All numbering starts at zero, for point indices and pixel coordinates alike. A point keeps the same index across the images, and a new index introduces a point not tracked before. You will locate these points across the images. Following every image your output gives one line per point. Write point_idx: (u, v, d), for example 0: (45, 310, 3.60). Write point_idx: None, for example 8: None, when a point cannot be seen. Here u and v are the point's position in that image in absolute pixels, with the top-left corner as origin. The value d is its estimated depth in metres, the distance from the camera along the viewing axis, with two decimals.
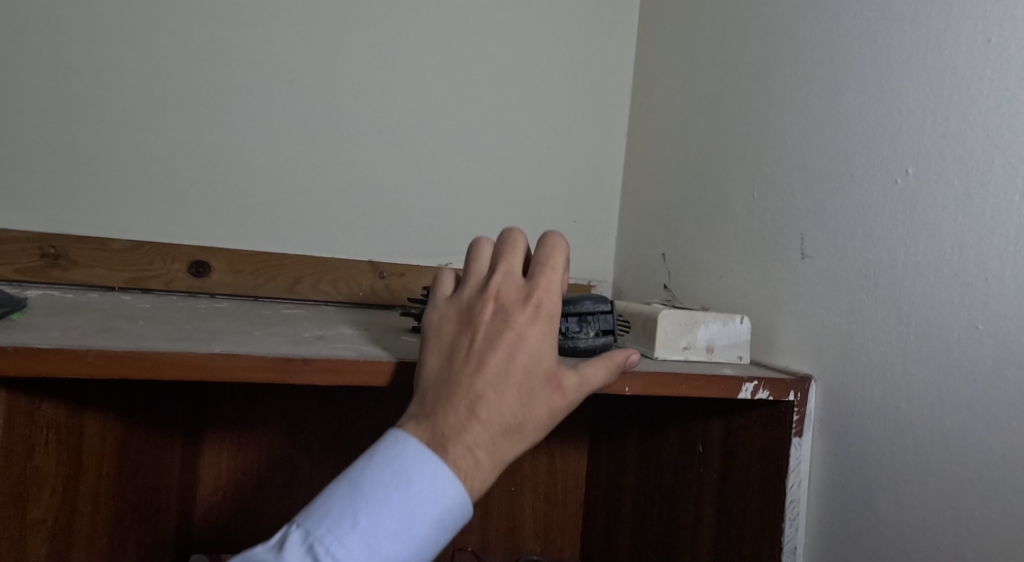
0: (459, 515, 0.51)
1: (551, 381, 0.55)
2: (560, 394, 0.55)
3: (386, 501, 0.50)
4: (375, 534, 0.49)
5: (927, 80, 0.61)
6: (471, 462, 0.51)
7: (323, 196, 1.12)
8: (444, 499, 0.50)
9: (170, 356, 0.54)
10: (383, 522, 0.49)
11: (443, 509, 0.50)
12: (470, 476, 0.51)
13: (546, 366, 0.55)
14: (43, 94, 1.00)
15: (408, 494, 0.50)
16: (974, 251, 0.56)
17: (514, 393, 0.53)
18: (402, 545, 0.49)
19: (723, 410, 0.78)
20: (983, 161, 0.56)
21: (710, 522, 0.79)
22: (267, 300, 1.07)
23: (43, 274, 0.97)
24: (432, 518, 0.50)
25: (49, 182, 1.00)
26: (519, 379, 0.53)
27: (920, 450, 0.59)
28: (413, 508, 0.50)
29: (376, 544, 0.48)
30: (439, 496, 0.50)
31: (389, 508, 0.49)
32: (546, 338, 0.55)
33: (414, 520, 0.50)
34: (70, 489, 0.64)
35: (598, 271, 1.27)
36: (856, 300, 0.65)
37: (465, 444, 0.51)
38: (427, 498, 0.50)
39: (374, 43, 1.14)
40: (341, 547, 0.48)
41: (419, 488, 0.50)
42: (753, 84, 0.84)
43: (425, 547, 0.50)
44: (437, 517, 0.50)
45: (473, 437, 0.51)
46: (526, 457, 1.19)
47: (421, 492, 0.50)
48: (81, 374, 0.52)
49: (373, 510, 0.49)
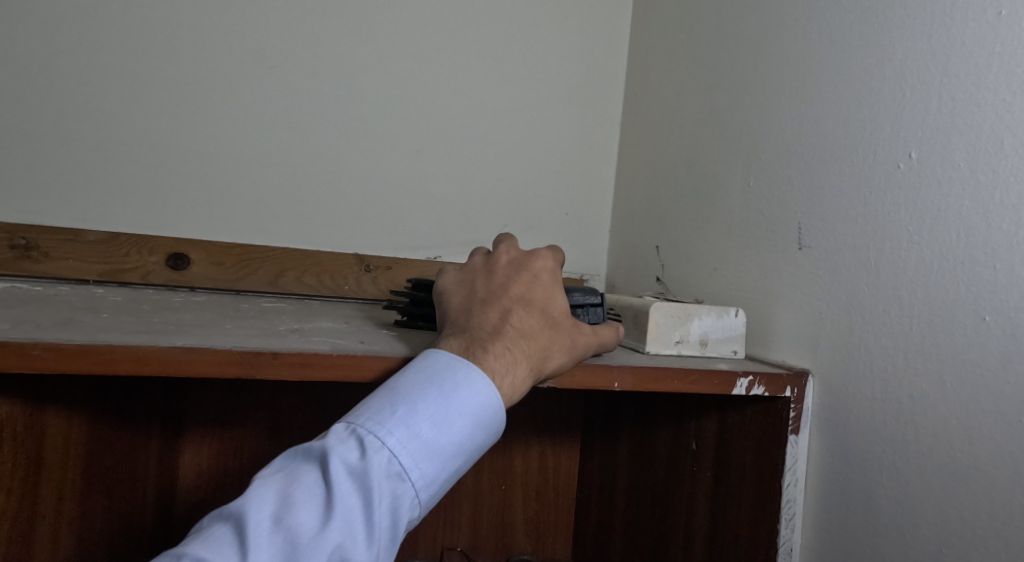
0: (493, 409, 0.54)
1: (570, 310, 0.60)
2: (578, 325, 0.61)
3: (423, 394, 0.53)
4: (415, 422, 0.51)
5: (932, 59, 0.58)
6: (506, 359, 0.55)
7: (306, 187, 1.09)
8: (480, 392, 0.53)
9: (129, 349, 0.51)
10: (421, 412, 0.52)
11: (480, 403, 0.53)
12: (505, 372, 0.55)
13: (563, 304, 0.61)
14: (14, 80, 0.96)
15: (444, 387, 0.53)
16: (982, 237, 0.53)
17: (539, 310, 0.58)
18: (441, 430, 0.52)
19: (717, 406, 0.75)
20: (992, 142, 0.53)
21: (703, 523, 0.76)
22: (249, 294, 1.04)
23: (14, 266, 0.94)
24: (467, 408, 0.53)
25: (21, 171, 0.97)
26: (541, 311, 0.58)
27: (923, 447, 0.56)
28: (451, 399, 0.53)
29: (416, 429, 0.51)
30: (475, 388, 0.53)
31: (427, 400, 0.52)
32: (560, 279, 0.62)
33: (452, 410, 0.52)
34: (29, 490, 0.61)
35: (591, 264, 1.24)
36: (856, 291, 0.62)
37: (501, 344, 0.56)
38: (462, 392, 0.53)
39: (360, 29, 1.11)
40: (384, 431, 0.50)
41: (454, 380, 0.53)
42: (750, 69, 0.81)
43: (462, 438, 0.53)
44: (473, 408, 0.53)
45: (506, 339, 0.56)
46: (516, 455, 1.16)
47: (456, 385, 0.53)
48: (34, 369, 0.49)
49: (411, 402, 0.52)
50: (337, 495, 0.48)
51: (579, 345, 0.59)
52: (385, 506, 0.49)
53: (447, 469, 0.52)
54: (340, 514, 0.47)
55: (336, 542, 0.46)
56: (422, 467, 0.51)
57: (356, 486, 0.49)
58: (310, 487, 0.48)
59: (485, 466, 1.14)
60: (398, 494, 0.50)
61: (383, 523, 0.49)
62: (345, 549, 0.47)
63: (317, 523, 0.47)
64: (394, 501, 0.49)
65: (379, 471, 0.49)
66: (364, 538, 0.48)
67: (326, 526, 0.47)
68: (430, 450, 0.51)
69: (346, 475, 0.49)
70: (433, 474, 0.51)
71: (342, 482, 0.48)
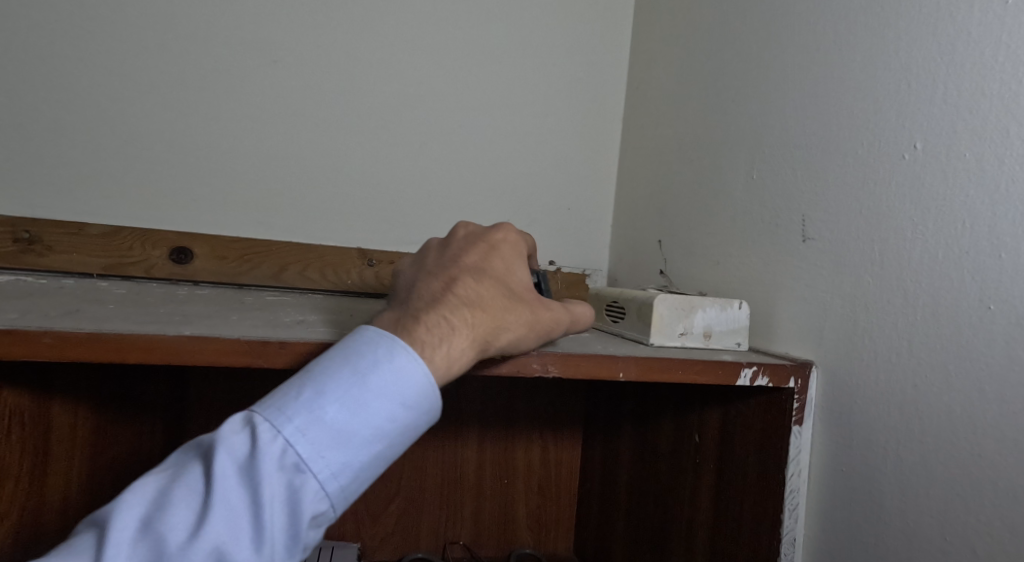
0: (413, 387, 0.51)
1: (528, 287, 0.59)
2: (538, 301, 0.59)
3: (334, 376, 0.51)
4: (320, 407, 0.50)
5: (937, 50, 0.58)
6: (442, 329, 0.54)
7: (309, 181, 1.09)
8: (398, 371, 0.51)
9: (136, 337, 0.50)
10: (329, 395, 0.50)
11: (395, 383, 0.51)
12: (438, 342, 0.53)
13: (522, 278, 0.60)
14: (17, 73, 0.96)
15: (358, 366, 0.51)
16: (987, 227, 0.53)
17: (490, 283, 0.57)
18: (351, 415, 0.50)
19: (720, 398, 0.75)
20: (998, 132, 0.53)
21: (706, 515, 0.77)
22: (252, 288, 1.04)
23: (17, 260, 0.94)
24: (381, 388, 0.51)
25: (24, 165, 0.97)
26: (492, 281, 0.57)
27: (928, 437, 0.56)
28: (362, 382, 0.51)
29: (321, 414, 0.49)
30: (391, 368, 0.51)
31: (335, 384, 0.51)
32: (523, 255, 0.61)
33: (365, 392, 0.51)
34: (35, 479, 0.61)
35: (593, 259, 1.24)
36: (860, 282, 0.63)
37: (438, 312, 0.54)
38: (376, 372, 0.51)
39: (363, 23, 1.11)
40: (282, 419, 0.49)
41: (370, 361, 0.51)
42: (753, 62, 0.82)
43: (374, 422, 0.51)
44: (387, 389, 0.51)
45: (446, 307, 0.55)
46: (519, 450, 1.16)
47: (372, 364, 0.51)
48: (41, 357, 0.49)
49: (319, 385, 0.50)
50: (221, 487, 0.47)
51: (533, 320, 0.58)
52: (278, 496, 0.48)
53: (362, 454, 0.50)
54: (225, 505, 0.46)
55: (214, 536, 0.45)
56: (324, 455, 0.49)
57: (247, 475, 0.47)
58: (195, 478, 0.47)
59: (489, 460, 1.14)
60: (296, 483, 0.48)
61: (278, 513, 0.47)
62: (224, 543, 0.45)
63: (196, 519, 0.46)
64: (292, 492, 0.48)
65: (271, 462, 0.48)
66: (252, 529, 0.47)
67: (204, 519, 0.46)
68: (337, 434, 0.49)
69: (235, 467, 0.47)
70: (342, 460, 0.49)
71: (229, 471, 0.47)
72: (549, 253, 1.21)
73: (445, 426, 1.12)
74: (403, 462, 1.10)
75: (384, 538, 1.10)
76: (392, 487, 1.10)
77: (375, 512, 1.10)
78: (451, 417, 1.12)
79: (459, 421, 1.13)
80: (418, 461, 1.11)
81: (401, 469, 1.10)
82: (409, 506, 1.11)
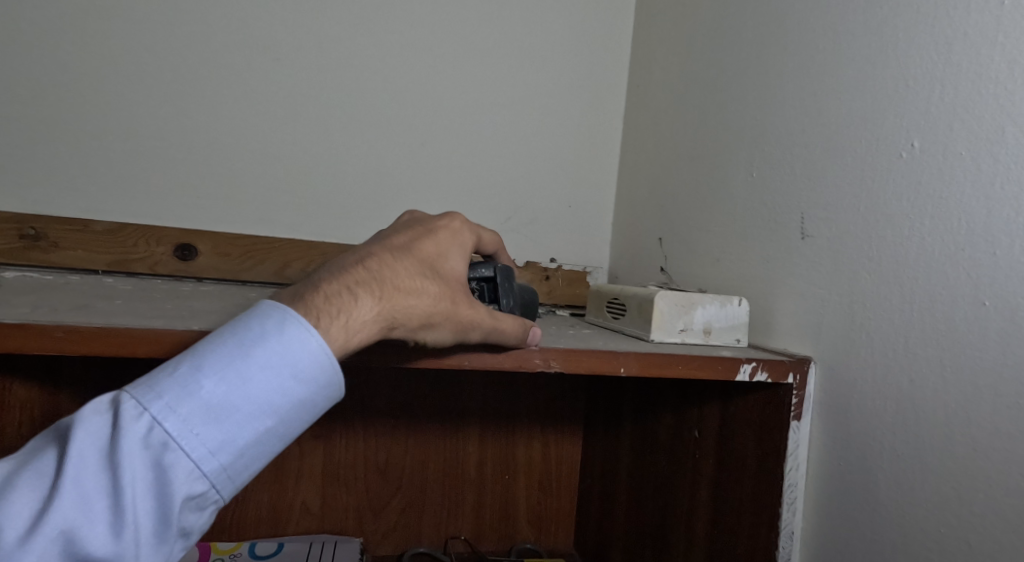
0: (305, 362, 0.50)
1: (459, 277, 0.57)
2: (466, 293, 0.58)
3: (218, 350, 0.49)
4: (196, 382, 0.48)
5: (935, 49, 0.59)
6: (343, 300, 0.52)
7: (312, 179, 1.10)
8: (286, 344, 0.50)
9: (144, 332, 0.51)
10: (207, 370, 0.48)
11: (283, 357, 0.49)
12: (337, 313, 0.51)
13: (454, 265, 0.58)
14: (22, 71, 0.97)
15: (244, 339, 0.50)
16: (983, 225, 0.54)
17: (411, 263, 0.55)
18: (231, 391, 0.48)
19: (720, 394, 0.76)
20: (994, 130, 0.54)
21: (704, 508, 0.78)
22: (255, 284, 1.05)
23: (23, 256, 0.95)
24: (266, 363, 0.49)
25: (29, 163, 0.98)
26: (417, 262, 0.55)
27: (924, 431, 0.57)
28: (243, 358, 0.49)
29: (196, 389, 0.47)
30: (278, 341, 0.50)
31: (215, 359, 0.48)
32: (457, 243, 0.59)
33: (247, 366, 0.49)
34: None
35: (594, 256, 1.25)
36: (858, 279, 0.63)
37: (343, 282, 0.52)
38: (259, 347, 0.49)
39: (366, 22, 1.11)
40: (150, 396, 0.47)
41: (257, 333, 0.50)
42: (752, 60, 0.82)
43: (255, 399, 0.49)
44: (272, 364, 0.49)
45: (352, 278, 0.52)
46: (520, 445, 1.17)
47: (259, 337, 0.50)
48: (50, 351, 0.49)
49: (198, 360, 0.48)
50: (78, 466, 0.45)
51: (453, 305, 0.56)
52: (143, 475, 0.46)
53: (240, 432, 0.48)
54: (78, 484, 0.44)
55: (61, 520, 0.43)
56: (195, 432, 0.47)
57: (108, 453, 0.46)
58: (45, 462, 0.45)
59: (490, 456, 1.15)
60: (163, 461, 0.46)
61: (140, 492, 0.45)
62: (72, 527, 0.43)
63: (42, 504, 0.44)
64: (159, 471, 0.46)
65: (134, 441, 0.46)
66: (111, 511, 0.45)
67: (50, 502, 0.43)
68: (212, 410, 0.48)
69: (93, 448, 0.45)
70: (218, 437, 0.47)
71: (86, 449, 0.45)
72: (550, 250, 1.22)
73: (446, 423, 1.13)
74: (405, 458, 1.11)
75: (386, 532, 1.11)
76: (394, 483, 1.11)
77: (377, 507, 1.11)
78: (452, 413, 1.13)
79: (461, 417, 1.14)
80: (419, 457, 1.12)
81: (402, 465, 1.11)
82: (411, 501, 1.12)
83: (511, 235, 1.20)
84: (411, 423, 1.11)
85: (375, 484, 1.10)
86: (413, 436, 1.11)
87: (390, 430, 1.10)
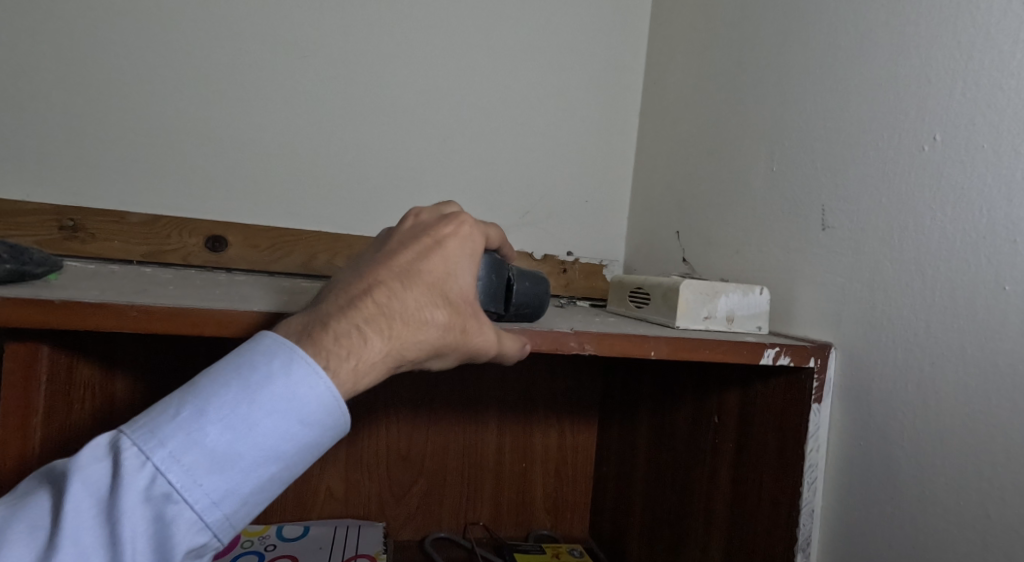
0: (313, 405, 0.51)
1: (467, 298, 0.58)
2: (475, 314, 0.58)
3: (224, 392, 0.50)
4: (200, 429, 0.48)
5: (957, 47, 0.62)
6: (353, 340, 0.52)
7: (339, 172, 1.13)
8: (294, 386, 0.50)
9: (212, 313, 0.54)
10: (211, 416, 0.49)
11: (289, 402, 0.50)
12: (346, 355, 0.52)
13: (462, 285, 0.58)
14: (62, 67, 1.01)
15: (250, 381, 0.50)
16: (1002, 214, 0.57)
17: (419, 292, 0.55)
18: (235, 438, 0.49)
19: (740, 380, 0.79)
20: (1015, 123, 0.57)
21: (724, 491, 0.81)
22: (284, 275, 1.08)
23: (63, 246, 0.98)
24: (271, 408, 0.50)
25: (68, 155, 1.01)
26: (425, 289, 0.55)
27: (943, 411, 0.60)
28: (247, 402, 0.50)
29: (200, 436, 0.48)
30: (285, 383, 0.50)
31: (220, 404, 0.49)
32: (465, 256, 0.59)
33: (253, 410, 0.50)
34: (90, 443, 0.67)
35: (610, 250, 1.28)
36: (878, 268, 0.66)
37: (352, 320, 0.53)
38: (266, 391, 0.50)
39: (392, 19, 1.14)
40: (152, 446, 0.47)
41: (265, 374, 0.50)
42: (773, 58, 0.85)
43: (260, 446, 0.49)
44: (278, 409, 0.50)
45: (361, 314, 0.53)
46: (538, 434, 1.20)
47: (264, 379, 0.50)
48: (125, 329, 0.52)
49: (203, 404, 0.49)
50: (75, 520, 0.46)
51: (463, 332, 0.57)
52: (142, 529, 0.46)
53: (244, 479, 0.49)
54: (77, 539, 0.45)
55: None
56: (198, 483, 0.48)
57: (110, 503, 0.46)
58: (40, 513, 0.46)
59: (508, 444, 1.18)
60: (165, 512, 0.47)
61: (140, 548, 0.46)
62: None
63: (37, 556, 0.45)
64: (160, 522, 0.47)
65: (135, 494, 0.46)
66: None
67: (46, 555, 0.44)
68: (215, 458, 0.48)
69: (90, 502, 0.46)
70: (220, 487, 0.48)
71: (83, 502, 0.46)
72: (568, 244, 1.25)
73: (467, 411, 1.16)
74: (427, 445, 1.14)
75: (407, 518, 1.14)
76: (415, 470, 1.14)
77: (399, 494, 1.14)
78: (473, 402, 1.16)
79: (481, 406, 1.17)
80: (440, 444, 1.15)
81: (424, 452, 1.14)
82: (432, 488, 1.15)
83: (530, 229, 1.23)
84: (433, 411, 1.14)
85: (397, 471, 1.13)
86: (434, 424, 1.14)
87: (413, 417, 1.13)
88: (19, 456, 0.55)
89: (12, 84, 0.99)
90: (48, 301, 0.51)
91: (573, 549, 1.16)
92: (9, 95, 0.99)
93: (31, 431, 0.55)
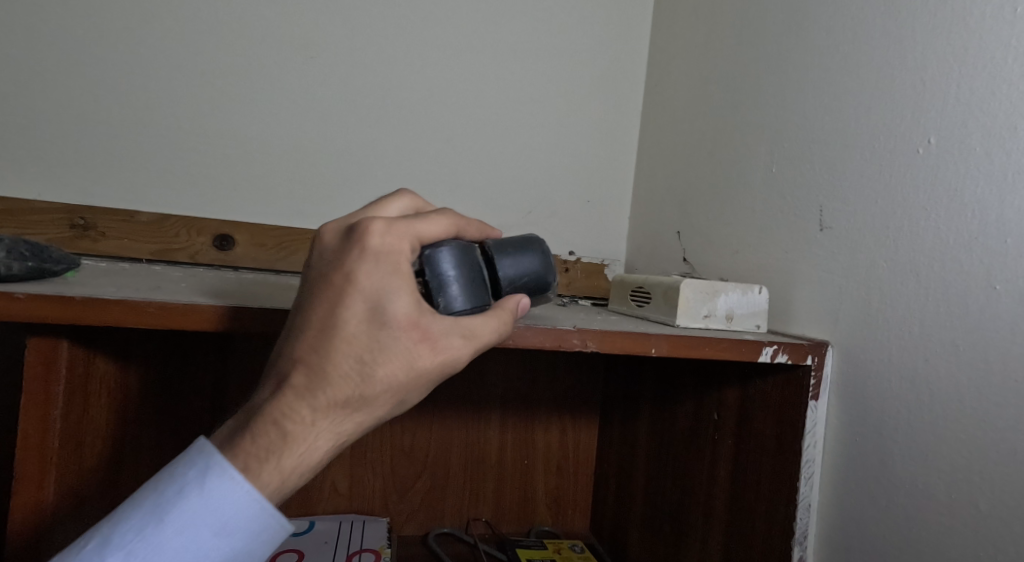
0: (227, 522, 0.50)
1: (400, 331, 0.51)
2: (416, 344, 0.52)
3: (138, 513, 0.50)
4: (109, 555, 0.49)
5: (951, 51, 0.63)
6: (283, 433, 0.51)
7: (344, 172, 1.15)
8: (205, 503, 0.50)
9: (227, 309, 0.56)
10: (122, 538, 0.49)
11: (202, 520, 0.50)
12: (279, 448, 0.51)
13: (398, 313, 0.51)
14: (73, 68, 1.03)
15: (164, 499, 0.50)
16: (994, 215, 0.59)
17: (339, 356, 0.50)
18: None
19: (739, 377, 0.80)
20: (1006, 127, 0.58)
21: (723, 486, 0.82)
22: (290, 273, 1.10)
23: (73, 244, 1.00)
24: (182, 528, 0.50)
25: (78, 155, 1.03)
26: (344, 346, 0.50)
27: (936, 407, 0.62)
28: (161, 522, 0.50)
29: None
30: (197, 501, 0.50)
31: (134, 525, 0.50)
32: (390, 279, 0.51)
33: (168, 528, 0.50)
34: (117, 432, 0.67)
35: (612, 250, 1.29)
36: (874, 268, 0.68)
37: (273, 413, 0.51)
38: (178, 511, 0.50)
39: (397, 21, 1.16)
40: None
41: (180, 491, 0.50)
42: (772, 61, 0.87)
43: None
44: (190, 528, 0.50)
45: (279, 406, 0.51)
46: (539, 431, 1.22)
47: (179, 497, 0.50)
48: (145, 324, 0.54)
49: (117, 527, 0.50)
50: None
51: (407, 371, 0.51)
52: None
53: None
54: None
55: None
56: None
57: None
58: None
59: (511, 441, 1.20)
60: None
61: None
62: None
63: None
64: None
65: None
66: None
67: None
68: None
69: None
70: None
71: None
72: (570, 243, 1.26)
73: (470, 408, 1.17)
74: (430, 441, 1.16)
75: (411, 513, 1.16)
76: (419, 465, 1.16)
77: (402, 489, 1.15)
78: (476, 399, 1.18)
79: (483, 403, 1.18)
80: (443, 440, 1.17)
81: (427, 448, 1.16)
82: (435, 483, 1.17)
83: (532, 228, 1.24)
84: (436, 408, 1.16)
85: (400, 467, 1.15)
86: (437, 420, 1.16)
87: (416, 414, 1.15)
88: (39, 452, 0.54)
89: (23, 85, 1.01)
90: (71, 297, 0.52)
91: (574, 544, 1.18)
92: (21, 96, 1.01)
93: (49, 430, 0.55)
